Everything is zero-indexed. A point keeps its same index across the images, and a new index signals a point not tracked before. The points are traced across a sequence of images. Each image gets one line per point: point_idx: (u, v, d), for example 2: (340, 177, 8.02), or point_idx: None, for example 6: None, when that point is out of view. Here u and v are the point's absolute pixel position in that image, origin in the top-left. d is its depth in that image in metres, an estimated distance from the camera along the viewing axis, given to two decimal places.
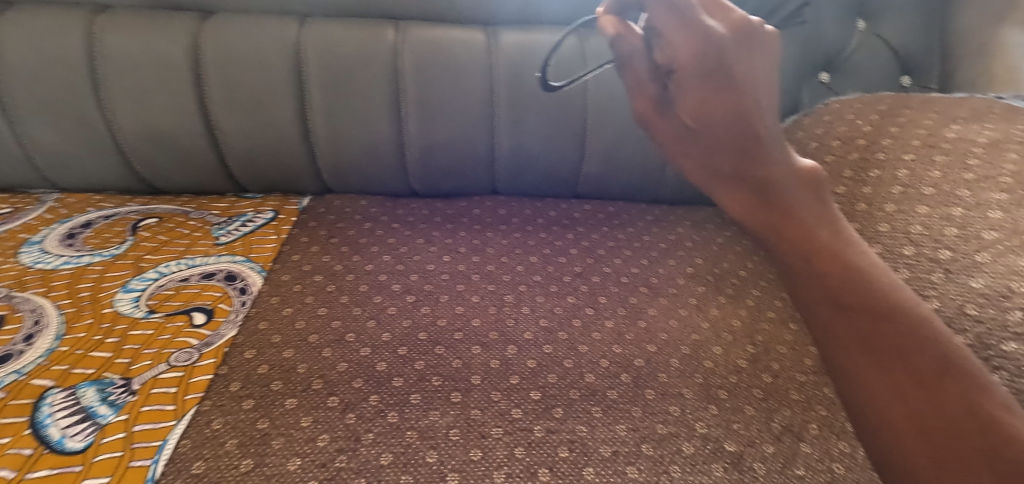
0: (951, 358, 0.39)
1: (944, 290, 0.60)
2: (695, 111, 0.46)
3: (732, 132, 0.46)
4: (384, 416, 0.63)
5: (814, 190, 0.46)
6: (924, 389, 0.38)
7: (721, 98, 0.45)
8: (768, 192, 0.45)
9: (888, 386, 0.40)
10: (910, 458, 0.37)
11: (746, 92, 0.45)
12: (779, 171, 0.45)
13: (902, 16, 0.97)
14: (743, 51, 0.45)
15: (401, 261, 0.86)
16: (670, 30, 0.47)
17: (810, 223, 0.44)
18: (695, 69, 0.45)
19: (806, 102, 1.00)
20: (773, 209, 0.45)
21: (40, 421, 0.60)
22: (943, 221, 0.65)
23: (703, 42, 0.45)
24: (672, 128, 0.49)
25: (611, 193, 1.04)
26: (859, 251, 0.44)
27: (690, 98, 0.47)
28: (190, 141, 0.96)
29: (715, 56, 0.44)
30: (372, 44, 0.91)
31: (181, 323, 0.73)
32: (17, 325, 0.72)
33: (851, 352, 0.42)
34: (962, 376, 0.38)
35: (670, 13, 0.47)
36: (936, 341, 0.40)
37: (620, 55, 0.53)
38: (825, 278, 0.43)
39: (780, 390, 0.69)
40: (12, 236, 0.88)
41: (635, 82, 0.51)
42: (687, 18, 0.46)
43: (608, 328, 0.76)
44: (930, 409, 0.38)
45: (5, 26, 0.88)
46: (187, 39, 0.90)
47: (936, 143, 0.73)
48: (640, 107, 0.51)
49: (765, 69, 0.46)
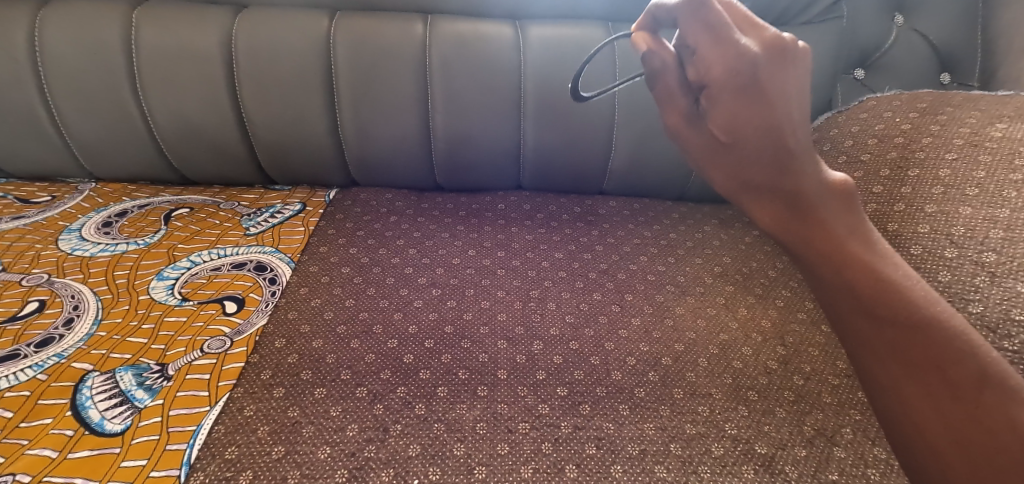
0: (988, 371, 0.41)
1: (988, 295, 0.59)
2: (726, 125, 0.50)
3: (763, 146, 0.49)
4: (412, 408, 0.64)
5: (847, 203, 0.48)
6: (960, 401, 0.41)
7: (751, 114, 0.48)
8: (800, 204, 0.48)
9: (924, 397, 0.42)
10: (949, 470, 0.40)
11: (777, 107, 0.48)
12: (811, 184, 0.48)
13: (943, 10, 0.94)
14: (775, 67, 0.47)
15: (427, 255, 0.87)
16: (704, 47, 0.49)
17: (842, 234, 0.47)
18: (728, 85, 0.49)
19: (839, 100, 0.98)
20: (806, 222, 0.47)
21: (80, 403, 0.62)
22: (988, 223, 0.63)
23: (735, 60, 0.47)
24: (703, 140, 0.53)
25: (638, 190, 1.03)
26: (891, 262, 0.47)
27: (722, 113, 0.50)
28: (221, 133, 0.98)
29: (746, 75, 0.47)
30: (401, 38, 0.91)
31: (213, 311, 0.74)
32: (58, 310, 0.74)
33: (886, 363, 0.44)
34: (1000, 388, 0.41)
35: (704, 31, 0.49)
36: (973, 354, 0.42)
37: (651, 70, 0.54)
38: (856, 288, 0.46)
39: (812, 393, 0.68)
40: (52, 223, 0.91)
41: (667, 95, 0.54)
42: (721, 36, 0.48)
43: (635, 325, 0.76)
44: (967, 421, 0.40)
45: (47, 19, 0.91)
46: (220, 33, 0.91)
47: (980, 142, 0.70)
48: (671, 120, 0.55)
49: (797, 84, 0.48)
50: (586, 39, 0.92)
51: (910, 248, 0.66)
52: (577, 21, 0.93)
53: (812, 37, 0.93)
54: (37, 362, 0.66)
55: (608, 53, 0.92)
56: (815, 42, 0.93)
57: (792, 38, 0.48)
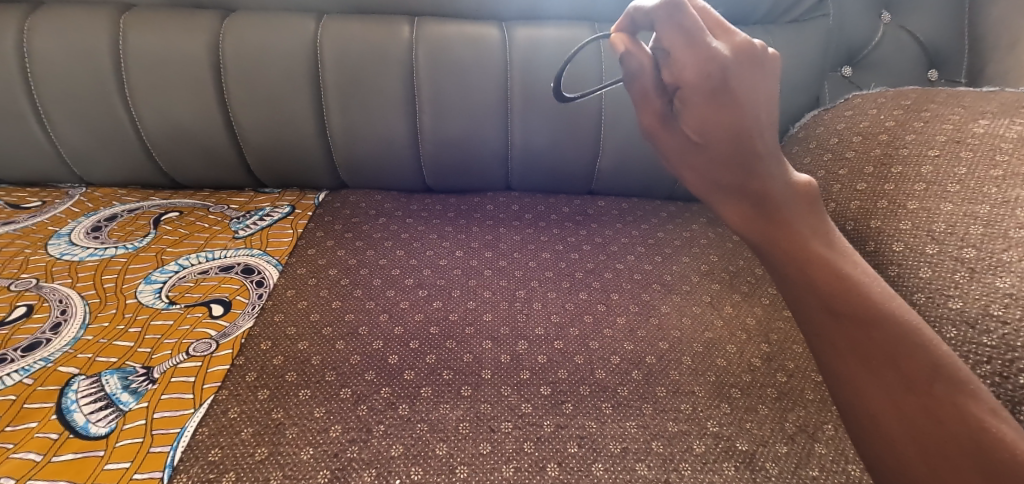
0: (940, 365, 0.43)
1: (967, 291, 0.59)
2: (699, 126, 0.51)
3: (732, 147, 0.51)
4: (395, 409, 0.64)
5: (810, 204, 0.50)
6: (913, 394, 0.42)
7: (722, 116, 0.50)
8: (767, 204, 0.50)
9: (880, 390, 0.43)
10: (904, 461, 0.40)
11: (746, 110, 0.50)
12: (776, 185, 0.50)
13: (930, 7, 0.94)
14: (745, 72, 0.50)
15: (414, 256, 0.87)
16: (678, 50, 0.50)
17: (804, 234, 0.48)
18: (701, 88, 0.50)
19: (827, 98, 0.99)
20: (771, 221, 0.49)
21: (66, 407, 0.62)
22: (968, 219, 0.63)
23: (708, 63, 0.49)
24: (678, 140, 0.54)
25: (626, 189, 1.04)
26: (850, 260, 0.48)
27: (695, 115, 0.51)
28: (210, 136, 0.98)
29: (718, 78, 0.49)
30: (387, 40, 0.91)
31: (200, 313, 0.75)
32: (45, 314, 0.74)
33: (844, 358, 0.45)
34: (951, 382, 0.42)
35: (679, 34, 0.50)
36: (926, 349, 0.43)
37: (628, 71, 0.55)
38: (818, 285, 0.46)
39: (795, 390, 0.68)
40: (42, 228, 0.91)
41: (643, 96, 0.55)
42: (694, 40, 0.49)
43: (620, 324, 0.76)
44: (920, 413, 0.41)
45: (36, 26, 0.91)
46: (207, 37, 0.92)
47: (962, 139, 0.70)
48: (646, 121, 0.56)
49: (765, 90, 0.51)
50: (572, 39, 0.92)
51: (893, 244, 0.67)
52: (565, 22, 0.94)
53: (798, 35, 0.93)
54: (24, 367, 0.67)
55: (595, 56, 0.92)
56: (802, 40, 0.93)
57: (762, 44, 0.51)
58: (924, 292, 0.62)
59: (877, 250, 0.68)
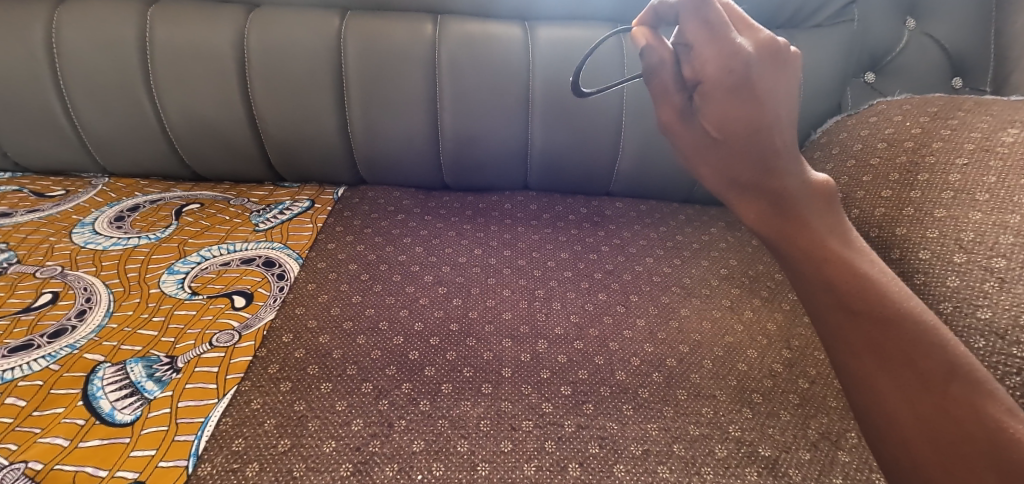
0: (957, 365, 0.42)
1: (997, 300, 0.58)
2: (718, 121, 0.51)
3: (751, 145, 0.50)
4: (416, 404, 0.64)
5: (828, 203, 0.50)
6: (931, 393, 0.42)
7: (742, 112, 0.50)
8: (784, 202, 0.50)
9: (895, 388, 0.43)
10: (919, 461, 0.40)
11: (767, 107, 0.49)
12: (794, 183, 0.50)
13: (955, 15, 0.93)
14: (768, 70, 0.49)
15: (434, 253, 0.87)
16: (701, 44, 0.50)
17: (822, 232, 0.48)
18: (722, 82, 0.50)
19: (849, 104, 0.98)
20: (788, 218, 0.49)
21: (92, 393, 0.63)
22: (998, 229, 0.62)
23: (730, 58, 0.49)
24: (695, 136, 0.54)
25: (644, 191, 1.03)
26: (867, 259, 0.48)
27: (714, 110, 0.51)
28: (232, 129, 0.99)
29: (740, 73, 0.49)
30: (410, 37, 0.92)
31: (222, 305, 0.75)
32: (71, 301, 0.75)
33: (861, 357, 0.45)
34: (969, 382, 0.42)
35: (703, 28, 0.50)
36: (943, 349, 0.43)
37: (649, 65, 0.54)
38: (835, 283, 0.47)
39: (817, 397, 0.68)
40: (66, 217, 0.92)
41: (662, 91, 0.54)
42: (718, 34, 0.49)
43: (639, 326, 0.76)
44: (937, 412, 0.41)
45: (65, 17, 0.92)
46: (233, 31, 0.92)
47: (991, 147, 0.69)
48: (664, 116, 0.55)
49: (786, 89, 0.50)
50: (594, 40, 0.92)
51: (919, 252, 0.66)
52: (587, 22, 0.94)
53: (821, 40, 0.93)
54: (50, 353, 0.67)
55: (618, 58, 0.92)
56: (825, 45, 0.93)
57: (786, 43, 0.50)
58: (951, 302, 0.61)
59: (903, 258, 0.67)
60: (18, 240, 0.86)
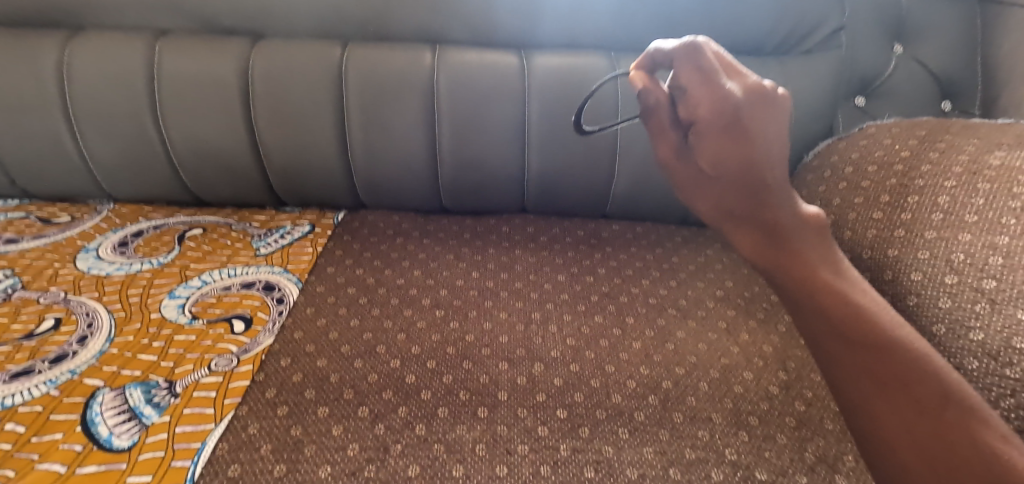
0: (951, 390, 0.43)
1: (990, 322, 0.58)
2: (712, 159, 0.52)
3: (744, 179, 0.52)
4: (412, 428, 0.65)
5: (820, 234, 0.51)
6: (926, 417, 0.42)
7: (735, 150, 0.51)
8: (776, 234, 0.51)
9: (892, 413, 0.43)
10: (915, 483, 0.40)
11: (757, 145, 0.51)
12: (786, 216, 0.51)
13: (942, 41, 0.95)
14: (758, 111, 0.51)
15: (432, 276, 0.88)
16: (694, 88, 0.52)
17: (814, 262, 0.50)
18: (715, 123, 0.51)
19: (840, 127, 0.99)
20: (782, 249, 0.51)
21: (91, 419, 0.63)
22: (987, 250, 0.62)
23: (721, 101, 0.51)
24: (692, 172, 0.55)
25: (641, 214, 1.04)
26: (860, 288, 0.49)
27: (708, 149, 0.52)
28: (236, 155, 1.01)
29: (731, 115, 0.50)
30: (411, 65, 0.94)
31: (222, 329, 0.76)
32: (73, 327, 0.76)
33: (857, 382, 0.46)
34: (963, 408, 0.42)
35: (696, 74, 0.52)
36: (936, 374, 0.44)
37: (646, 106, 0.56)
38: (828, 311, 0.48)
39: (814, 419, 0.67)
40: (71, 243, 0.94)
41: (659, 130, 0.55)
42: (710, 79, 0.51)
43: (635, 348, 0.76)
44: (932, 436, 0.41)
45: (76, 49, 0.95)
46: (237, 61, 0.95)
47: (979, 170, 0.70)
48: (662, 153, 0.56)
49: (776, 128, 0.52)
50: (589, 66, 0.94)
51: (911, 274, 0.67)
52: (581, 50, 0.96)
53: (811, 65, 0.95)
54: (50, 379, 0.68)
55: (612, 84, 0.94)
56: (815, 70, 0.95)
57: (773, 85, 0.52)
58: (944, 323, 0.61)
59: (895, 279, 0.68)
60: (23, 265, 0.87)
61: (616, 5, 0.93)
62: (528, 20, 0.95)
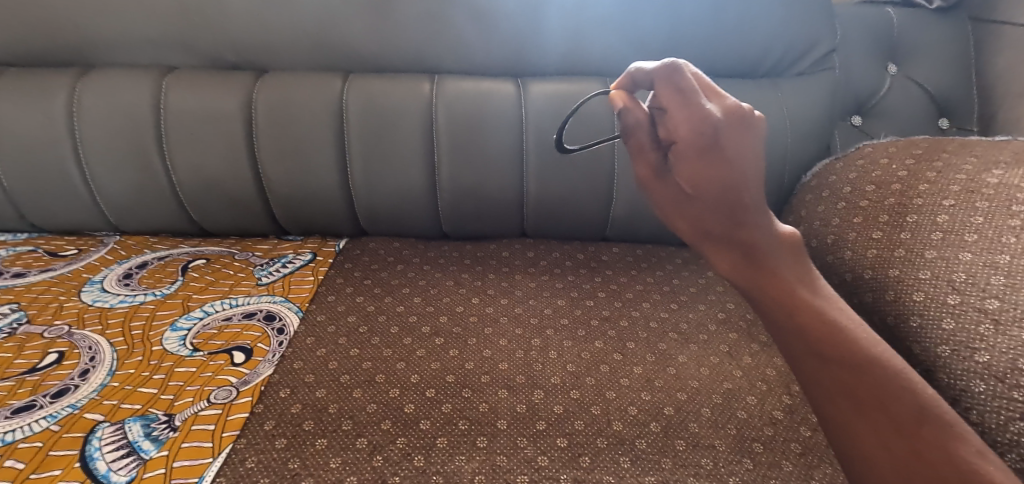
0: (926, 407, 0.44)
1: (993, 344, 0.57)
2: (691, 179, 0.52)
3: (722, 199, 0.51)
4: (411, 460, 0.64)
5: (795, 254, 0.51)
6: (903, 437, 0.43)
7: (711, 172, 0.51)
8: (753, 254, 0.51)
9: (871, 432, 0.44)
10: None
11: (734, 167, 0.51)
12: (764, 236, 0.51)
13: (936, 61, 0.97)
14: (735, 133, 0.51)
15: (431, 303, 0.88)
16: (674, 107, 0.53)
17: (791, 281, 0.50)
18: (693, 143, 0.51)
19: (837, 145, 1.00)
20: (759, 268, 0.50)
21: (89, 455, 0.63)
22: (988, 269, 0.62)
23: (700, 121, 0.51)
24: (671, 191, 0.55)
25: (641, 237, 1.04)
26: (837, 307, 0.49)
27: (686, 169, 0.53)
28: (239, 186, 1.02)
29: (708, 135, 0.51)
30: (409, 96, 0.96)
31: (222, 361, 0.76)
32: (75, 361, 0.76)
33: (836, 401, 0.46)
34: (939, 425, 0.43)
35: (675, 95, 0.53)
36: (912, 391, 0.45)
37: (625, 125, 0.58)
38: (806, 331, 0.47)
39: (821, 445, 0.66)
40: (77, 275, 0.95)
41: (638, 149, 0.57)
42: (689, 100, 0.52)
43: (637, 374, 0.76)
44: (911, 456, 0.42)
45: (86, 87, 0.98)
46: (241, 95, 0.97)
47: (977, 189, 0.69)
48: (641, 173, 0.58)
49: (754, 150, 0.51)
50: (585, 93, 0.95)
51: (913, 294, 0.66)
52: (577, 77, 0.97)
53: (805, 87, 0.96)
54: (51, 413, 0.68)
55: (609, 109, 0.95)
56: (809, 91, 0.95)
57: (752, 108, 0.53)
58: (949, 345, 0.60)
59: (897, 300, 0.67)
60: (30, 299, 0.88)
61: (610, 32, 0.94)
62: (523, 49, 0.96)
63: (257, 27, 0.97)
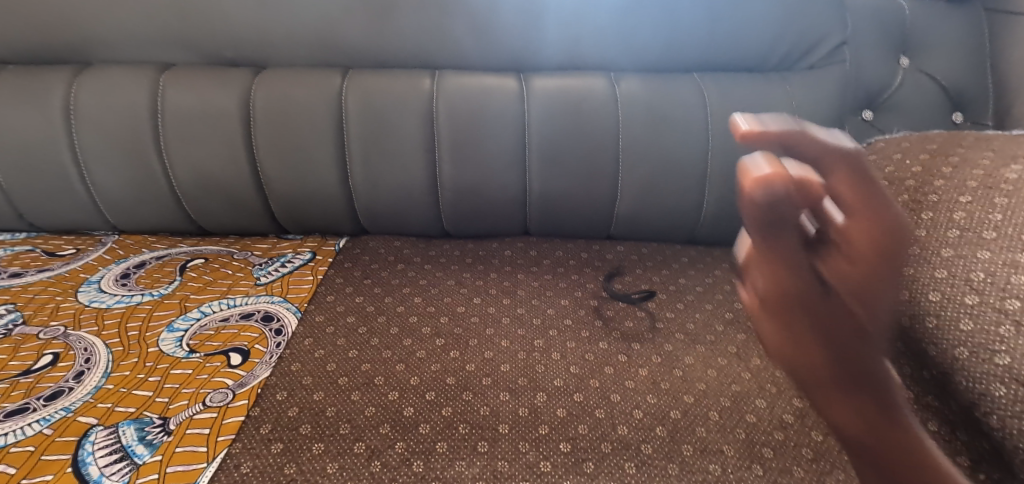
0: None
1: (1015, 346, 0.55)
2: (854, 271, 0.44)
3: (881, 255, 0.44)
4: (410, 465, 0.62)
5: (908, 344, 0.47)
6: None
7: (882, 275, 0.44)
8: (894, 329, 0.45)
9: None
10: None
11: (895, 233, 0.46)
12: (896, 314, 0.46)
13: (950, 53, 0.94)
14: (900, 238, 0.46)
15: (432, 303, 0.87)
16: (855, 204, 0.44)
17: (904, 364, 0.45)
18: (876, 248, 0.44)
19: (849, 141, 0.97)
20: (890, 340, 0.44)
21: (82, 460, 0.62)
22: (1009, 268, 0.58)
23: (890, 229, 0.44)
24: (814, 283, 0.44)
25: (646, 235, 1.02)
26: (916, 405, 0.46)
27: (849, 266, 0.44)
28: (237, 185, 1.00)
29: (888, 240, 0.44)
30: (410, 92, 0.94)
31: (218, 363, 0.75)
32: (70, 363, 0.75)
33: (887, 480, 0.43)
34: None
35: (856, 183, 0.44)
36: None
37: (786, 199, 0.42)
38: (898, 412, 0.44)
39: (833, 450, 0.64)
40: (74, 275, 0.94)
41: (787, 225, 0.44)
42: (874, 196, 0.45)
43: (642, 376, 0.74)
44: None
45: (82, 85, 0.97)
46: (239, 92, 0.96)
47: (995, 184, 0.66)
48: (783, 256, 0.45)
49: (904, 241, 0.47)
50: (589, 88, 0.93)
51: (928, 294, 0.63)
52: (581, 72, 0.95)
53: (814, 81, 0.93)
54: (44, 417, 0.67)
55: (614, 105, 0.93)
56: (819, 85, 0.93)
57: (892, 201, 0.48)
58: (966, 347, 0.58)
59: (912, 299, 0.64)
60: (26, 300, 0.87)
61: (614, 27, 0.92)
62: (525, 44, 0.94)
63: (254, 23, 0.95)
